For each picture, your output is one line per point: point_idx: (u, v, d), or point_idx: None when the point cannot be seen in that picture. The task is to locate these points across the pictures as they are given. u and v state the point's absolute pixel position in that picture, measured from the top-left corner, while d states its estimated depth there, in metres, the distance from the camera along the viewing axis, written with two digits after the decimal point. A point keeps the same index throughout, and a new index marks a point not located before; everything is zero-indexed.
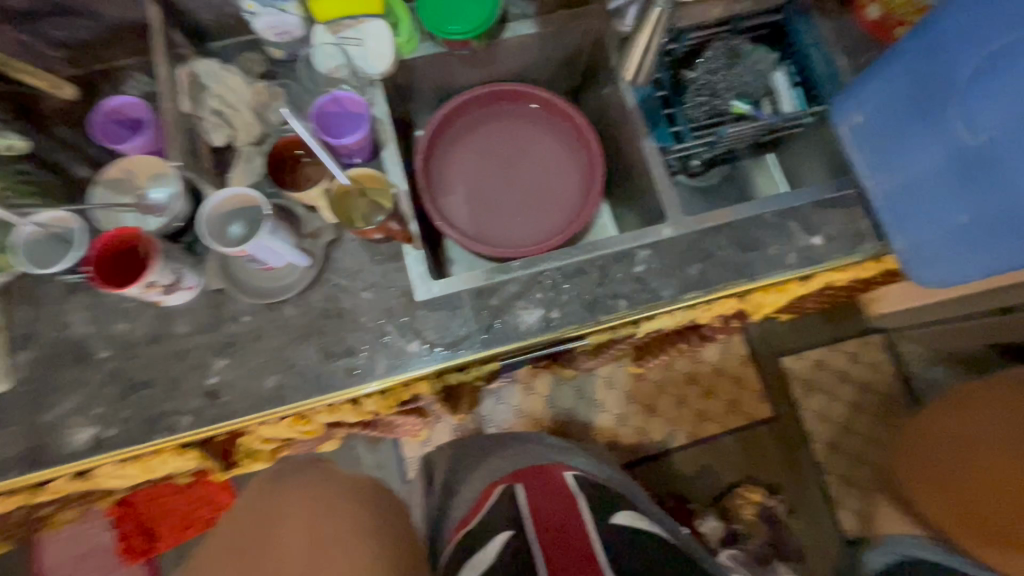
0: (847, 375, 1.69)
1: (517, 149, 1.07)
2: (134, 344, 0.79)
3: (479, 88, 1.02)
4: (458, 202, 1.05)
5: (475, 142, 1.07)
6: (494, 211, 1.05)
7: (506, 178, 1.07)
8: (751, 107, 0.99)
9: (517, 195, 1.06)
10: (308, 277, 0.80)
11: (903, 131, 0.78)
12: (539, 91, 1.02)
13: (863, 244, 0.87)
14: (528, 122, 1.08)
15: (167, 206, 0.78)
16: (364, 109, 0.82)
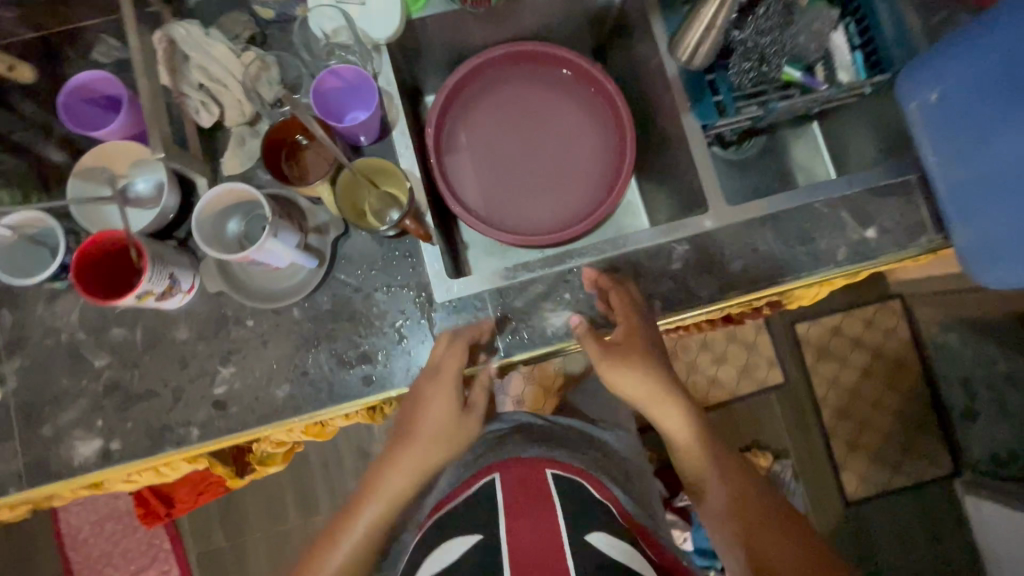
0: (860, 342, 1.51)
1: (536, 119, 0.96)
2: (131, 352, 0.73)
3: (495, 49, 0.89)
4: (468, 179, 0.95)
5: (488, 110, 0.95)
6: (508, 190, 0.95)
7: (521, 152, 0.96)
8: (804, 73, 0.87)
9: (533, 172, 0.96)
10: (317, 278, 0.73)
11: (988, 117, 0.71)
12: (565, 52, 0.90)
13: (920, 237, 0.80)
14: (547, 88, 0.95)
15: (156, 198, 0.71)
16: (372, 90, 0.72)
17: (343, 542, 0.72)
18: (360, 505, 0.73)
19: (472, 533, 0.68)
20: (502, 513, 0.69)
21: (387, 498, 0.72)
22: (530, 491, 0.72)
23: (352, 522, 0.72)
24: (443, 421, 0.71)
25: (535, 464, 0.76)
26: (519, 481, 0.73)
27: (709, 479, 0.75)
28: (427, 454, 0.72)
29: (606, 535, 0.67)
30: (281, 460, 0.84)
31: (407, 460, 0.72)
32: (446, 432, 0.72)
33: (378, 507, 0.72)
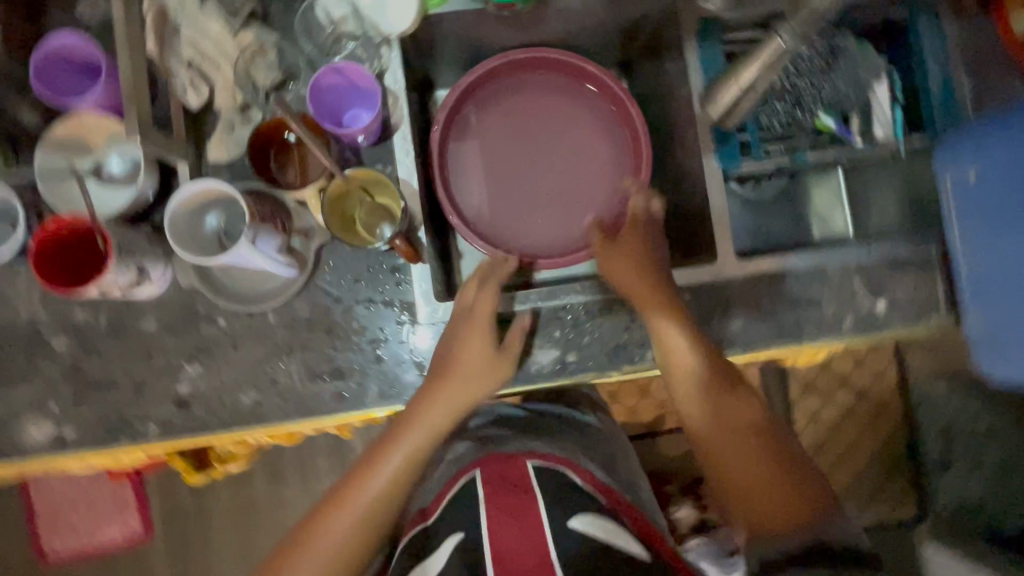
0: (847, 380, 1.35)
1: (548, 130, 0.89)
2: (94, 337, 0.69)
3: (516, 51, 0.82)
4: (467, 184, 0.88)
5: (500, 113, 0.88)
6: (508, 201, 0.88)
7: (527, 163, 0.89)
8: (839, 123, 0.82)
9: (537, 186, 0.89)
10: (296, 286, 0.69)
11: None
12: (590, 64, 0.82)
13: (931, 315, 0.77)
14: (566, 99, 0.88)
15: (132, 177, 0.66)
16: (377, 95, 0.67)
17: (374, 482, 0.64)
18: (393, 442, 0.66)
19: (453, 533, 0.63)
20: (481, 503, 0.64)
21: (426, 434, 0.66)
22: (510, 483, 0.65)
23: (387, 455, 0.65)
24: (483, 361, 0.68)
25: (513, 457, 0.68)
26: (502, 475, 0.67)
27: (714, 433, 0.66)
28: (468, 392, 0.67)
29: (590, 514, 0.63)
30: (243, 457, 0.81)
31: (448, 396, 0.67)
32: (487, 365, 0.68)
33: (414, 440, 0.66)
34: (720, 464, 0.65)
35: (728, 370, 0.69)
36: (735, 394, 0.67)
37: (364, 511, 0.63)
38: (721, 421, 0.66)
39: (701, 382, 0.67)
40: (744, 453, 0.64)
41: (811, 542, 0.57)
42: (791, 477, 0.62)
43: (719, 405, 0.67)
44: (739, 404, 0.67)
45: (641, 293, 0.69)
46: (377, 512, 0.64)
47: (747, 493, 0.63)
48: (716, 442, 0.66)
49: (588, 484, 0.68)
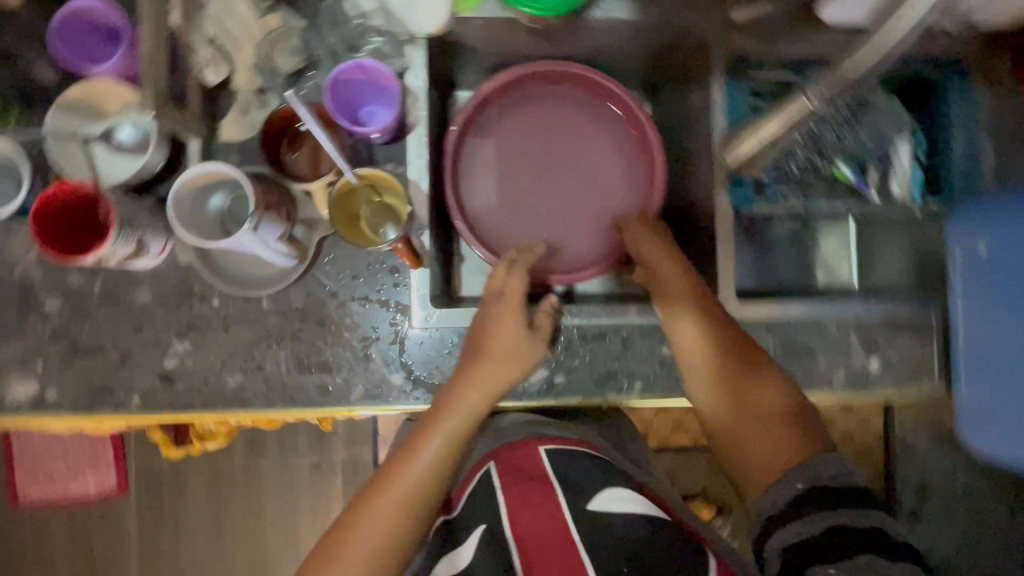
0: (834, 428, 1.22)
1: (567, 146, 0.86)
2: (87, 302, 0.69)
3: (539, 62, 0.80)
4: (478, 196, 0.84)
5: (518, 125, 0.85)
6: (520, 217, 0.84)
7: (543, 179, 0.85)
8: (857, 175, 0.81)
9: (551, 204, 0.85)
10: (293, 276, 0.68)
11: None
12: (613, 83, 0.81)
13: (923, 380, 0.77)
14: (586, 115, 0.85)
15: (143, 147, 0.66)
16: (397, 100, 0.67)
17: (418, 464, 0.62)
18: (431, 427, 0.64)
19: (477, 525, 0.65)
20: (500, 494, 0.66)
21: (464, 415, 0.65)
22: (525, 473, 0.68)
23: (428, 439, 0.63)
24: (516, 343, 0.66)
25: (528, 445, 0.70)
26: (518, 468, 0.68)
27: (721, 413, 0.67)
28: (503, 373, 0.66)
29: (610, 490, 0.66)
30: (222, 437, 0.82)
31: (483, 377, 0.65)
32: (516, 351, 0.66)
33: (456, 423, 0.64)
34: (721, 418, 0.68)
35: (737, 345, 0.69)
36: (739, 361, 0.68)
37: (407, 494, 0.61)
38: (728, 380, 0.68)
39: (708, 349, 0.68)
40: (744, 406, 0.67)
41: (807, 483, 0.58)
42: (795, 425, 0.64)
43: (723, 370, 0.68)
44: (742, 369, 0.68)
45: (674, 291, 0.70)
46: (420, 498, 0.61)
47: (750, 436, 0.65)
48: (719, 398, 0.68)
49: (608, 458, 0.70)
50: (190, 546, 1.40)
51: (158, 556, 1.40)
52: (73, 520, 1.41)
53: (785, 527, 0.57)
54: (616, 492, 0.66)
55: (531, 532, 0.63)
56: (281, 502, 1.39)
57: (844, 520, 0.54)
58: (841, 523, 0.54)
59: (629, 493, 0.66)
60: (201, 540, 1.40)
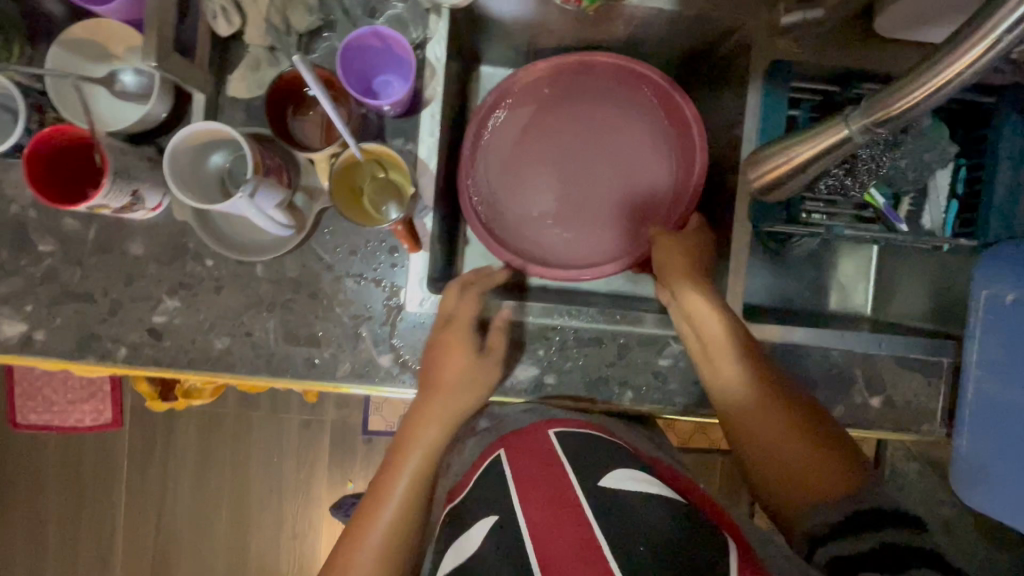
0: None
1: (608, 143, 0.80)
2: (80, 248, 0.68)
3: (575, 52, 0.76)
4: (505, 197, 0.79)
5: (559, 119, 0.80)
6: (552, 216, 0.79)
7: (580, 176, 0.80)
8: (888, 202, 0.78)
9: (587, 204, 0.80)
10: (288, 246, 0.67)
11: None
12: (655, 74, 0.76)
13: (923, 424, 0.75)
14: (631, 110, 0.79)
15: (146, 95, 0.64)
16: (411, 75, 0.64)
17: (386, 510, 0.61)
18: (395, 465, 0.63)
19: (488, 515, 0.52)
20: (511, 484, 0.54)
21: (426, 447, 0.64)
22: (539, 458, 0.56)
23: (393, 479, 0.62)
24: (466, 370, 0.66)
25: (535, 428, 0.61)
26: (529, 449, 0.58)
27: (751, 428, 0.62)
28: (458, 402, 0.66)
29: (622, 470, 0.54)
30: (208, 395, 0.86)
31: (440, 409, 0.65)
32: (471, 380, 0.66)
33: (416, 460, 0.63)
34: (750, 438, 0.62)
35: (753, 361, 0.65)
36: (768, 378, 0.64)
37: (381, 547, 0.59)
38: (757, 395, 0.63)
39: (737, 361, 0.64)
40: (776, 423, 0.61)
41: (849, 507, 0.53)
42: (831, 450, 0.59)
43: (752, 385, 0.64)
44: (768, 387, 0.63)
45: (675, 269, 0.70)
46: (396, 539, 0.60)
47: (786, 460, 0.59)
48: (749, 415, 0.63)
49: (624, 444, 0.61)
50: (177, 485, 1.43)
51: (144, 491, 1.43)
52: (66, 445, 1.44)
53: (827, 545, 0.51)
54: (629, 472, 0.54)
55: (541, 520, 0.49)
56: (269, 452, 1.41)
57: (896, 541, 0.47)
58: (892, 540, 0.47)
59: (647, 478, 0.54)
60: (187, 481, 1.43)
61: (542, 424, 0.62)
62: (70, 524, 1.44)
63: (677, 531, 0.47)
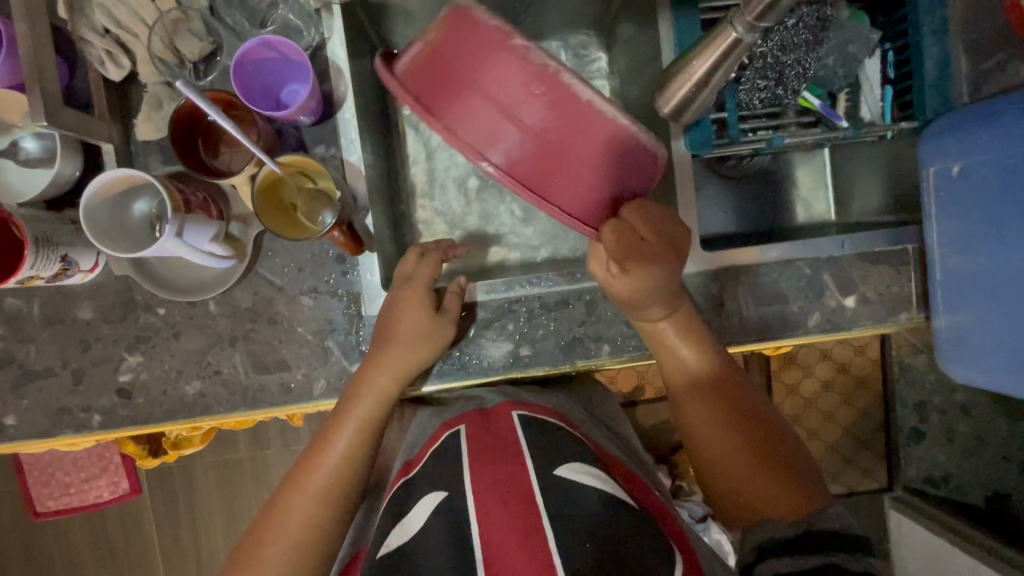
0: (828, 352, 1.21)
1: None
2: (30, 326, 0.67)
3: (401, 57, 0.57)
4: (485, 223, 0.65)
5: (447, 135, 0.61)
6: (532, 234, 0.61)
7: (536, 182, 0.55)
8: (824, 103, 0.77)
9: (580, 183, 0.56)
10: (233, 277, 0.66)
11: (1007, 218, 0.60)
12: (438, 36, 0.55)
13: (901, 313, 0.75)
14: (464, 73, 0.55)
15: (51, 158, 0.63)
16: (311, 77, 0.62)
17: (332, 453, 0.63)
18: (346, 414, 0.64)
19: (436, 492, 0.56)
20: (465, 458, 0.58)
21: (376, 399, 0.64)
22: (496, 441, 0.60)
23: (340, 428, 0.63)
24: (423, 329, 0.65)
25: (501, 412, 0.64)
26: (490, 432, 0.61)
27: (705, 440, 0.63)
28: (415, 358, 0.65)
29: (578, 463, 0.57)
30: (197, 442, 0.89)
31: (391, 360, 0.65)
32: (430, 351, 0.66)
33: (367, 407, 0.64)
34: (699, 445, 0.64)
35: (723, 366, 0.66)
36: (729, 398, 0.64)
37: (325, 485, 0.62)
38: (712, 406, 0.64)
39: (692, 370, 0.65)
40: (729, 437, 0.62)
41: (800, 527, 0.56)
42: (779, 473, 0.60)
43: (708, 395, 0.64)
44: (729, 399, 0.64)
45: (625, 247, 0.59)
46: (337, 489, 0.62)
47: (738, 475, 0.61)
48: (706, 425, 0.63)
49: (581, 435, 0.64)
50: (209, 538, 1.43)
51: (175, 549, 1.44)
52: (92, 522, 1.44)
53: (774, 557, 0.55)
54: (582, 464, 0.57)
55: (488, 504, 0.53)
56: None
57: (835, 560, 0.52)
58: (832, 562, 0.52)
59: (600, 473, 0.57)
60: (218, 531, 1.43)
61: (506, 404, 0.66)
62: None
63: (615, 516, 0.52)
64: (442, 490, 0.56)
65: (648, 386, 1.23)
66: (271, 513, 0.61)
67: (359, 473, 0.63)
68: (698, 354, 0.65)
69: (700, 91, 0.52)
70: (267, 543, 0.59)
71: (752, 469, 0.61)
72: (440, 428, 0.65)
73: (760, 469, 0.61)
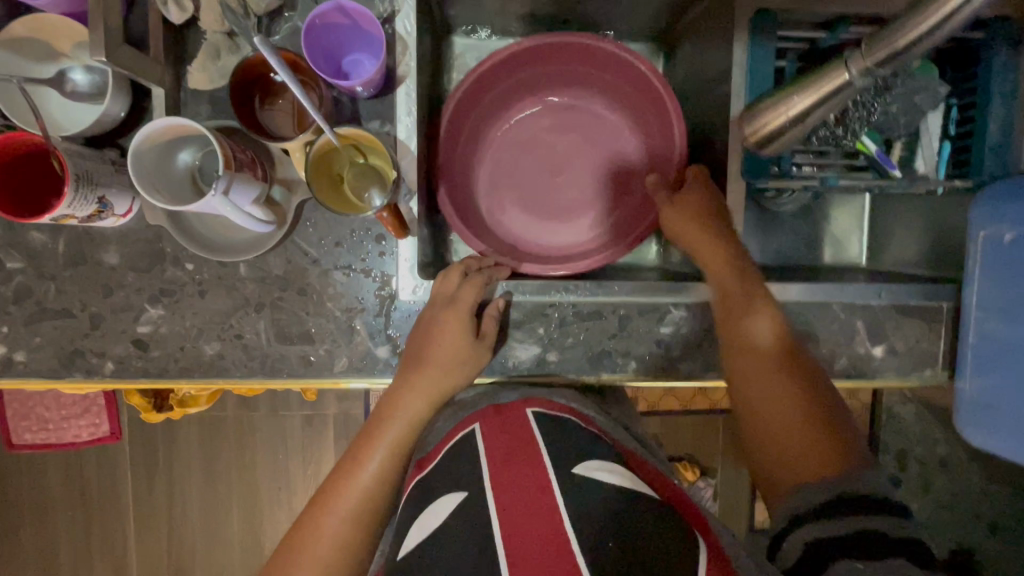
0: None
1: (529, 156, 0.82)
2: (52, 262, 0.65)
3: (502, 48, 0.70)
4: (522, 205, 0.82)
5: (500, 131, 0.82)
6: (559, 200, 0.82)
7: (498, 189, 0.82)
8: (879, 148, 0.76)
9: (527, 213, 0.82)
10: (270, 242, 0.64)
11: None
12: (614, 46, 0.70)
13: (925, 369, 0.75)
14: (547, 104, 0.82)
15: (101, 94, 0.61)
16: (382, 52, 0.60)
17: (362, 474, 0.64)
18: (375, 434, 0.66)
19: (456, 491, 0.55)
20: (483, 460, 0.57)
21: (407, 421, 0.66)
22: (517, 442, 0.59)
23: (371, 451, 0.65)
24: (456, 352, 0.65)
25: (522, 413, 0.63)
26: (509, 435, 0.60)
27: (761, 408, 0.63)
28: (445, 381, 0.66)
29: (595, 461, 0.56)
30: (202, 402, 0.91)
31: (422, 385, 0.66)
32: (460, 361, 0.66)
33: (395, 430, 0.65)
34: (753, 413, 0.63)
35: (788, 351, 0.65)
36: (792, 369, 0.64)
37: (354, 506, 0.63)
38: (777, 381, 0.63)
39: (759, 342, 0.65)
40: (786, 408, 0.62)
41: (837, 490, 0.55)
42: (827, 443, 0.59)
43: (767, 364, 0.64)
44: (778, 375, 0.63)
45: (689, 230, 0.68)
46: (365, 508, 0.63)
47: (771, 442, 0.61)
48: (758, 390, 0.63)
49: (599, 432, 0.64)
50: (184, 494, 1.42)
51: (149, 499, 1.42)
52: (68, 461, 1.41)
53: (806, 526, 0.53)
54: (602, 463, 0.57)
55: (511, 507, 0.52)
56: (273, 452, 1.40)
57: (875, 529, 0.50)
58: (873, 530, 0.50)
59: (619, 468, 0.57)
60: (194, 488, 1.41)
61: (522, 403, 0.65)
62: (81, 540, 1.43)
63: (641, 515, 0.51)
64: (464, 490, 0.55)
65: (641, 400, 1.21)
66: (300, 531, 0.62)
67: (381, 490, 0.64)
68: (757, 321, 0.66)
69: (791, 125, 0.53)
70: (300, 560, 0.60)
71: (797, 438, 0.60)
72: (455, 428, 0.64)
73: (810, 439, 0.60)
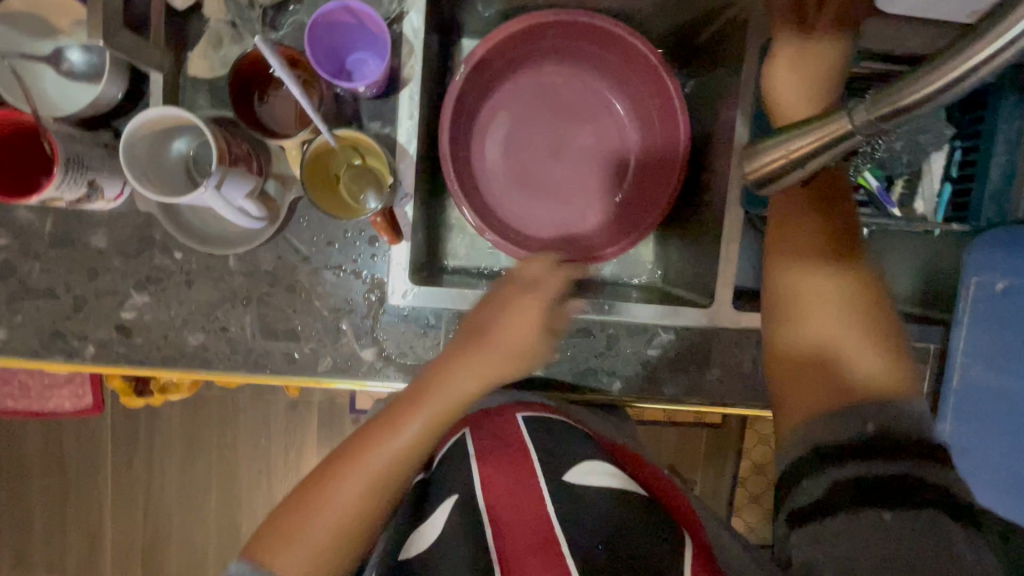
0: None
1: (534, 147, 0.80)
2: (38, 241, 0.64)
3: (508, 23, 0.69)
4: (516, 191, 0.80)
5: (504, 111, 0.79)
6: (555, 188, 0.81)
7: (495, 176, 0.80)
8: (880, 184, 0.77)
9: (522, 202, 0.80)
10: (261, 238, 0.63)
11: None
12: (640, 44, 0.69)
13: None
14: (562, 98, 0.80)
15: (98, 76, 0.60)
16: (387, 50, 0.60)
17: (393, 441, 0.55)
18: (416, 403, 0.57)
19: (448, 497, 0.55)
20: (472, 460, 0.57)
21: (455, 397, 0.58)
22: (504, 444, 0.59)
23: (410, 417, 0.56)
24: (523, 337, 0.60)
25: (504, 413, 0.63)
26: (495, 433, 0.60)
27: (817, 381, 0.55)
28: (507, 367, 0.60)
29: (588, 463, 0.56)
30: (185, 390, 0.90)
31: (481, 362, 0.59)
32: (524, 351, 0.60)
33: (438, 404, 0.57)
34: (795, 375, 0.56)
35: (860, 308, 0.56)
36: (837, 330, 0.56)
37: (372, 477, 0.54)
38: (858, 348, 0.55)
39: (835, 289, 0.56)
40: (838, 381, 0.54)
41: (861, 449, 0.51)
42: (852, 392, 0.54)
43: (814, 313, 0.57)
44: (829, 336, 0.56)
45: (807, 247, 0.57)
46: (379, 486, 0.54)
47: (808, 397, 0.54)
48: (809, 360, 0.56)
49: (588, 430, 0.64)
50: (163, 471, 1.41)
51: (126, 474, 1.41)
52: (48, 432, 1.40)
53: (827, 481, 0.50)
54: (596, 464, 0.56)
55: (502, 517, 0.52)
56: (255, 435, 1.39)
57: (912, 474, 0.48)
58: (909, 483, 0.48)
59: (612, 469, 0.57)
60: (173, 466, 1.41)
61: (511, 407, 0.64)
62: (56, 509, 1.42)
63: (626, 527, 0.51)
64: (456, 493, 0.55)
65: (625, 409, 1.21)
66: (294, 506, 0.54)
67: (404, 472, 0.55)
68: (833, 323, 0.55)
69: (793, 168, 0.46)
70: (304, 528, 0.51)
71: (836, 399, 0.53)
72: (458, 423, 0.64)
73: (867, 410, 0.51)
